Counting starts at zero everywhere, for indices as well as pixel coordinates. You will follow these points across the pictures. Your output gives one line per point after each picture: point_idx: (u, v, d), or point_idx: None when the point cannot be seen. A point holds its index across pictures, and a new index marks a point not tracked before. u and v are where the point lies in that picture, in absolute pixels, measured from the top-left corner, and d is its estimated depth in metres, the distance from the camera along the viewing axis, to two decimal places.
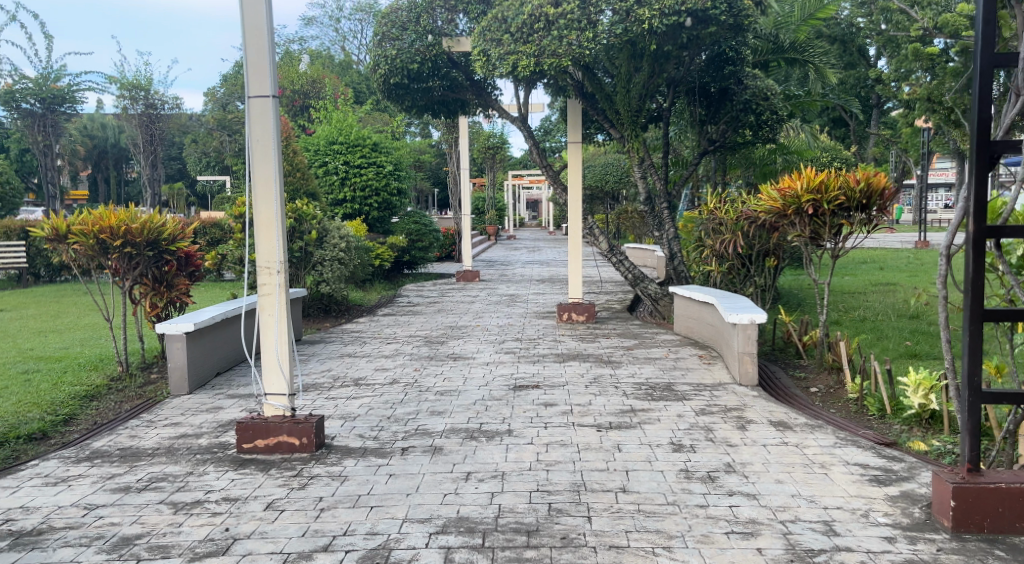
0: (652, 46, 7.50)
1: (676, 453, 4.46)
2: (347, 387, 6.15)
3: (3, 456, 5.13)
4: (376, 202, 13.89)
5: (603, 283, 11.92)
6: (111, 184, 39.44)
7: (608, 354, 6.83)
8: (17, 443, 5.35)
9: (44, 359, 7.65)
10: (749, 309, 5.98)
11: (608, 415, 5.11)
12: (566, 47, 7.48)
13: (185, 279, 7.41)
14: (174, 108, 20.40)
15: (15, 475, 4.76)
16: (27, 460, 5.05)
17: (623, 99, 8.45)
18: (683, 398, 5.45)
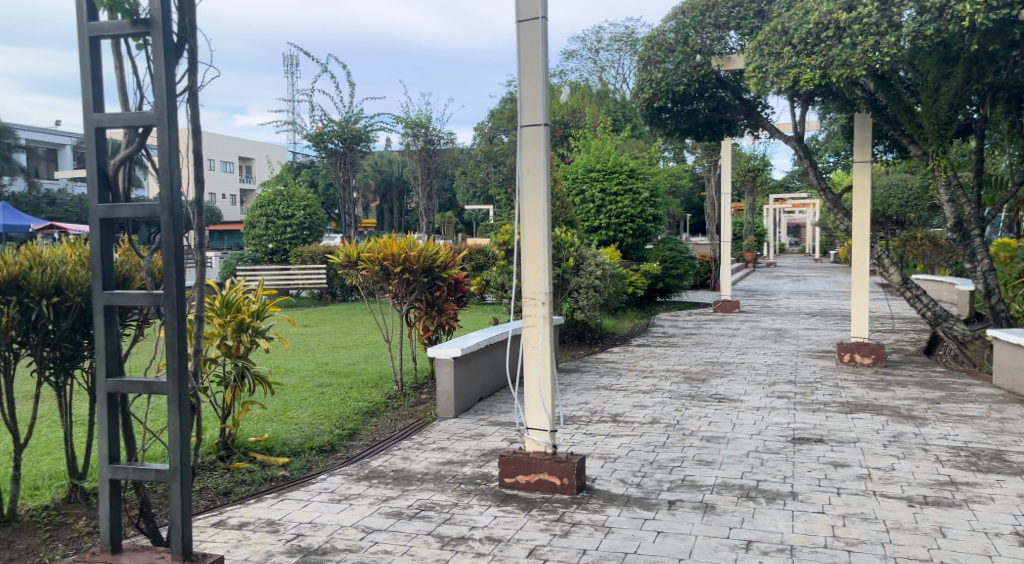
0: (970, 47, 6.62)
1: (1020, 548, 3.67)
2: (606, 423, 5.85)
3: (298, 466, 5.39)
4: (630, 229, 13.61)
5: (887, 320, 10.75)
6: (391, 213, 42.71)
7: (904, 407, 5.96)
8: (309, 454, 5.60)
9: (334, 374, 8.11)
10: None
11: (918, 487, 4.37)
12: (861, 55, 6.77)
13: (454, 304, 7.55)
14: (449, 142, 21.33)
15: (306, 488, 4.96)
16: (316, 473, 5.27)
17: (930, 112, 7.50)
18: (1019, 473, 4.55)
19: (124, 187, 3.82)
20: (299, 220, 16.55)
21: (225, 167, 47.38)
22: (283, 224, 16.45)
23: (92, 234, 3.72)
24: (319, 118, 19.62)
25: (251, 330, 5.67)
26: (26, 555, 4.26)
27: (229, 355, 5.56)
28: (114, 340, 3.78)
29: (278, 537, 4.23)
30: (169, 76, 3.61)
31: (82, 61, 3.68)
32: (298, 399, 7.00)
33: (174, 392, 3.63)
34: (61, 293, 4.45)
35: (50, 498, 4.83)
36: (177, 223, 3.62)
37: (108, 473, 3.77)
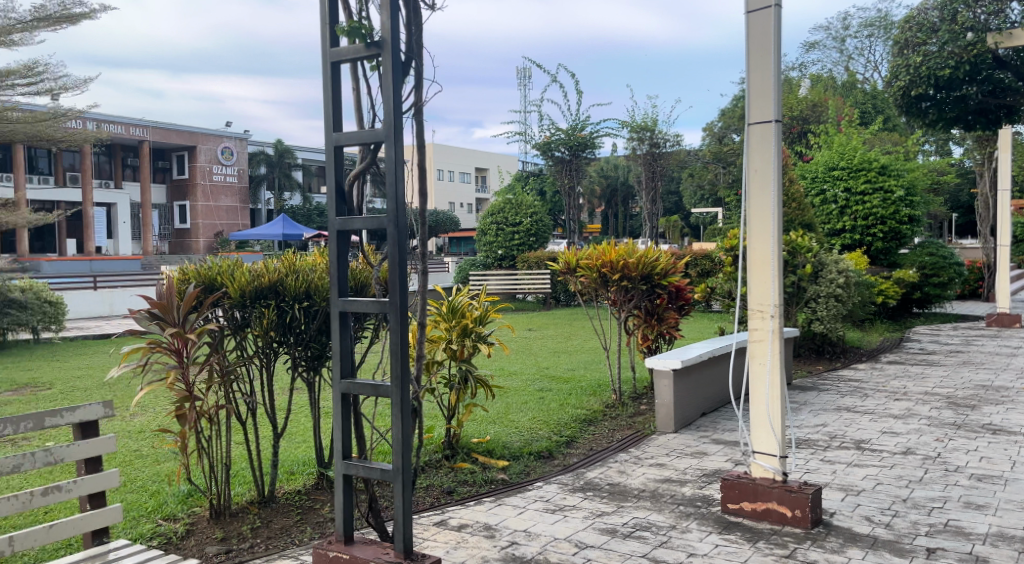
0: None
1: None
2: (849, 450, 5.23)
3: (517, 470, 5.26)
4: (880, 232, 12.41)
5: None
6: (619, 218, 42.67)
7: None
8: (528, 459, 5.47)
9: (554, 379, 7.99)
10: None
11: None
12: None
13: (676, 313, 7.09)
14: (677, 145, 20.77)
15: (523, 494, 4.82)
16: (533, 479, 5.12)
17: None
18: None
19: (359, 201, 3.76)
20: (527, 227, 16.67)
21: (462, 177, 49.65)
22: (512, 231, 16.67)
23: (329, 246, 3.68)
24: (548, 127, 19.82)
25: (474, 335, 5.63)
26: (280, 534, 4.30)
27: (454, 358, 5.54)
28: (349, 345, 3.71)
29: (493, 542, 4.11)
30: (397, 91, 3.48)
31: (323, 79, 3.70)
32: (520, 402, 6.94)
33: (397, 397, 3.46)
34: (310, 298, 4.51)
35: (302, 483, 4.90)
36: (402, 234, 3.49)
37: (341, 468, 3.67)
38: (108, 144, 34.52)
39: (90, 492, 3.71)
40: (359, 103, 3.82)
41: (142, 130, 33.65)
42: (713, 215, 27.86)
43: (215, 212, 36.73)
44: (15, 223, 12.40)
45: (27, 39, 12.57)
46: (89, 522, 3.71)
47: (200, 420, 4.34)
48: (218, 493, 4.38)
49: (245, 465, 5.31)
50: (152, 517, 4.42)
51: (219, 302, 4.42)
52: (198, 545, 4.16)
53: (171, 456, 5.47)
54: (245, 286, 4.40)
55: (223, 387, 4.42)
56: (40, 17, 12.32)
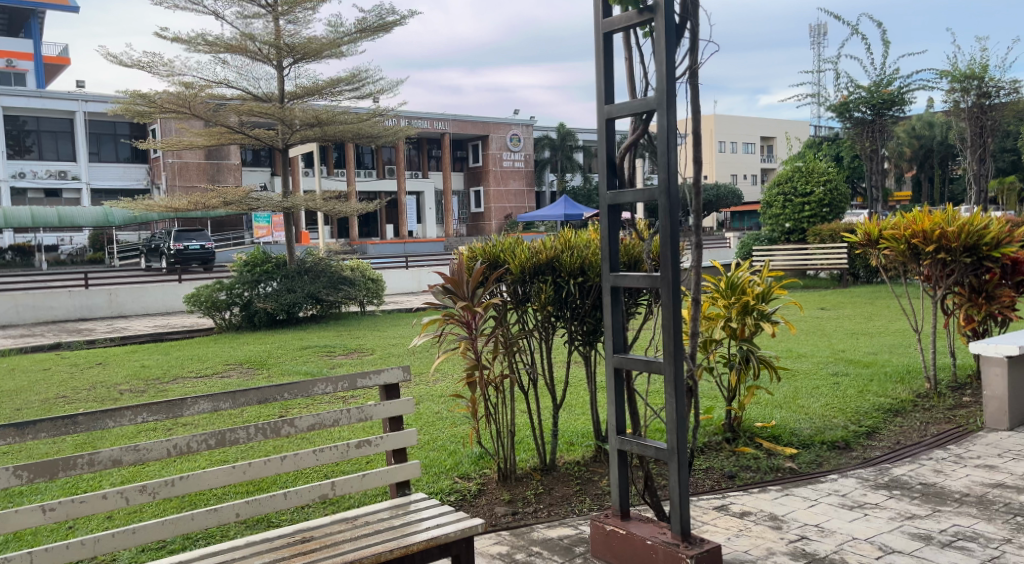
0: None
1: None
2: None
3: (808, 459, 4.76)
4: None
5: None
6: (933, 182, 38.60)
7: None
8: (821, 449, 4.93)
9: (852, 362, 7.25)
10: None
11: None
12: None
13: (1010, 290, 6.09)
14: (1010, 95, 18.15)
15: (816, 486, 4.32)
16: (828, 471, 4.60)
17: None
18: None
19: (631, 175, 3.49)
20: (819, 196, 15.48)
21: (747, 148, 47.72)
22: (802, 201, 15.59)
23: (600, 221, 3.47)
24: (845, 87, 18.19)
25: (756, 313, 5.15)
26: (562, 502, 4.19)
27: (734, 337, 5.12)
28: (621, 320, 3.47)
29: (781, 535, 3.69)
30: (671, 55, 3.16)
31: (596, 50, 3.48)
32: (811, 386, 6.35)
33: (670, 374, 3.18)
34: (584, 273, 4.27)
35: (582, 455, 4.78)
36: (674, 206, 3.17)
37: (615, 444, 3.45)
38: (418, 137, 37.37)
39: (397, 447, 3.45)
40: (633, 74, 3.56)
41: (444, 124, 35.79)
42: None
43: (508, 196, 38.45)
44: (344, 210, 13.63)
45: (354, 49, 13.80)
46: (394, 475, 3.43)
47: (487, 388, 4.34)
48: (505, 457, 4.37)
49: (527, 433, 5.31)
50: (450, 474, 4.51)
51: (501, 278, 4.35)
52: (488, 505, 4.16)
53: (466, 420, 5.60)
54: (524, 263, 4.32)
55: (508, 358, 4.39)
56: (362, 28, 13.48)
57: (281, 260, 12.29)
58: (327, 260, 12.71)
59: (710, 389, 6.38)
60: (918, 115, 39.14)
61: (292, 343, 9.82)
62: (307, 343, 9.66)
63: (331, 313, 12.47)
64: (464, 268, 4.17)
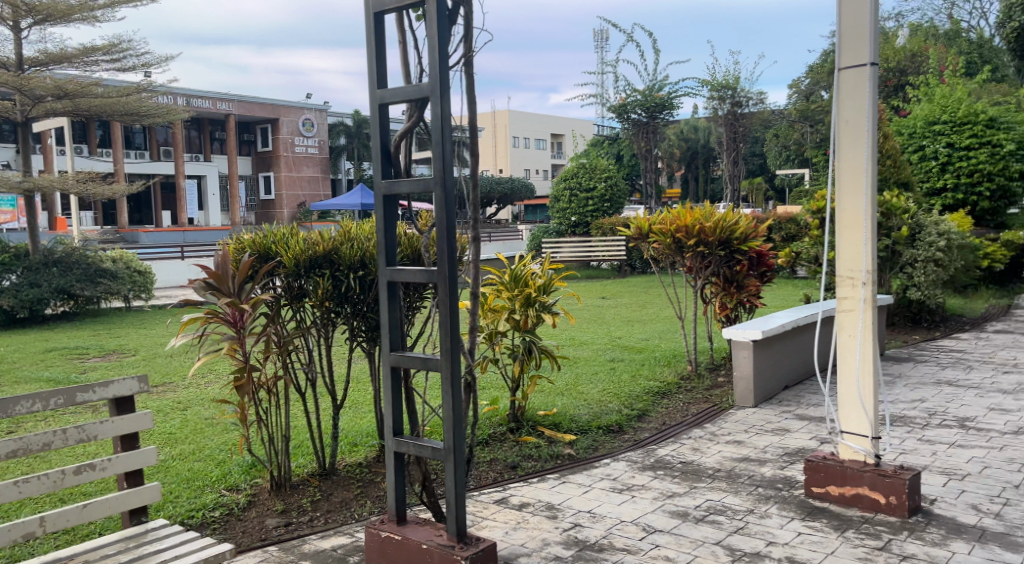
0: None
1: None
2: (951, 429, 4.85)
3: (585, 445, 5.03)
4: (988, 189, 11.78)
5: None
6: (699, 181, 42.01)
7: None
8: (597, 434, 5.23)
9: (627, 348, 7.73)
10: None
11: None
12: None
13: (757, 280, 6.74)
14: (760, 103, 20.12)
15: (588, 472, 4.57)
16: (601, 455, 4.88)
17: None
18: None
19: (406, 164, 3.50)
20: (602, 192, 16.32)
21: (537, 144, 49.37)
22: (585, 196, 16.33)
23: (375, 213, 3.46)
24: (624, 89, 19.28)
25: (538, 305, 5.37)
26: (340, 508, 4.17)
27: (517, 329, 5.30)
28: (398, 317, 3.49)
29: (555, 524, 3.88)
30: (443, 43, 3.21)
31: (368, 36, 3.46)
32: (590, 373, 6.71)
33: (447, 370, 3.24)
34: (364, 267, 4.30)
35: (364, 455, 4.77)
36: (449, 197, 3.23)
37: (392, 445, 3.47)
38: (197, 118, 35.37)
39: (130, 469, 3.41)
40: (407, 63, 3.57)
41: (227, 105, 34.15)
42: (798, 177, 27.07)
43: (298, 182, 37.39)
44: (102, 193, 12.59)
45: (110, 15, 12.81)
46: (127, 500, 3.39)
47: (259, 392, 4.22)
48: (279, 464, 4.26)
49: (307, 436, 5.21)
50: (216, 487, 4.34)
51: (274, 272, 4.23)
52: (259, 518, 4.06)
53: (238, 425, 5.42)
54: (300, 255, 4.23)
55: (282, 358, 4.26)
56: None
57: (21, 249, 11.34)
58: (82, 250, 11.77)
59: (496, 380, 6.57)
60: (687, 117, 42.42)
61: (39, 345, 8.94)
62: (56, 344, 8.84)
63: (87, 309, 11.59)
64: (230, 262, 4.03)
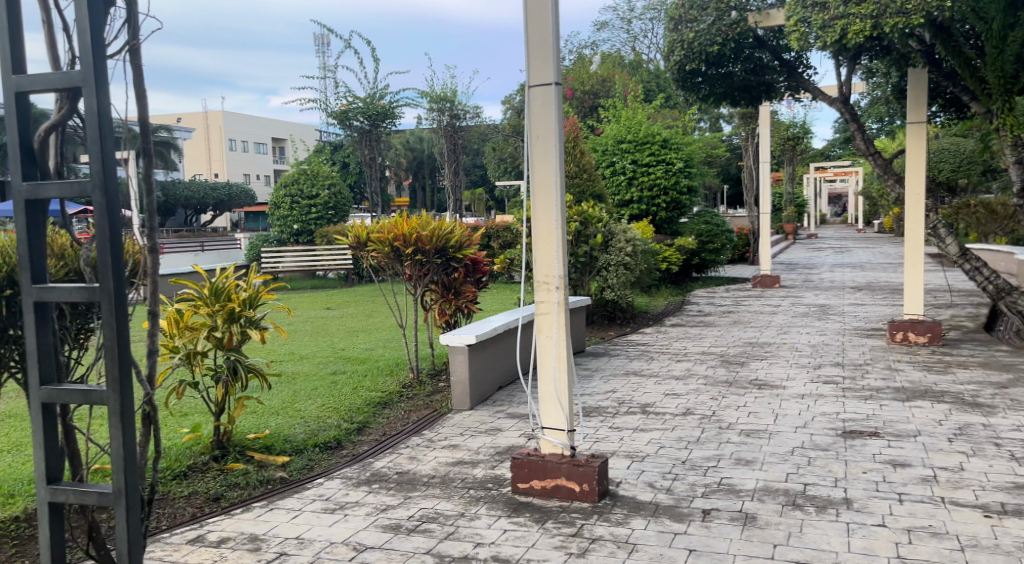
0: None
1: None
2: (636, 415, 5.41)
3: (299, 466, 4.96)
4: (664, 201, 14.46)
5: (936, 316, 10.86)
6: (421, 191, 43.00)
7: (958, 407, 5.76)
8: (312, 452, 5.18)
9: (349, 360, 7.73)
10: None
11: (988, 491, 4.12)
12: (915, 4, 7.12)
13: (472, 287, 7.05)
14: (474, 116, 21.06)
15: (299, 495, 4.52)
16: (315, 475, 4.85)
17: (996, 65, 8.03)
18: None
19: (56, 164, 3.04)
20: (325, 199, 16.17)
21: (258, 148, 47.63)
22: (307, 204, 16.07)
23: (17, 219, 2.93)
24: (343, 96, 19.13)
25: (243, 320, 5.13)
26: None
27: (220, 348, 5.03)
28: (49, 343, 3.00)
29: (259, 556, 3.81)
30: (97, 25, 2.82)
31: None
32: (309, 389, 6.58)
33: (115, 405, 2.90)
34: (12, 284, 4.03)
35: (20, 507, 4.36)
36: (112, 201, 2.85)
37: (45, 496, 3.03)
38: None
39: None
40: (52, 43, 3.08)
41: None
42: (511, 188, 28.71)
43: None
44: None
45: None
46: None
47: None
48: None
49: None
50: None
51: None
52: None
53: None
54: None
55: None
56: None
57: None
58: None
59: (196, 408, 6.19)
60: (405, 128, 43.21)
61: None
62: None
63: None
64: None
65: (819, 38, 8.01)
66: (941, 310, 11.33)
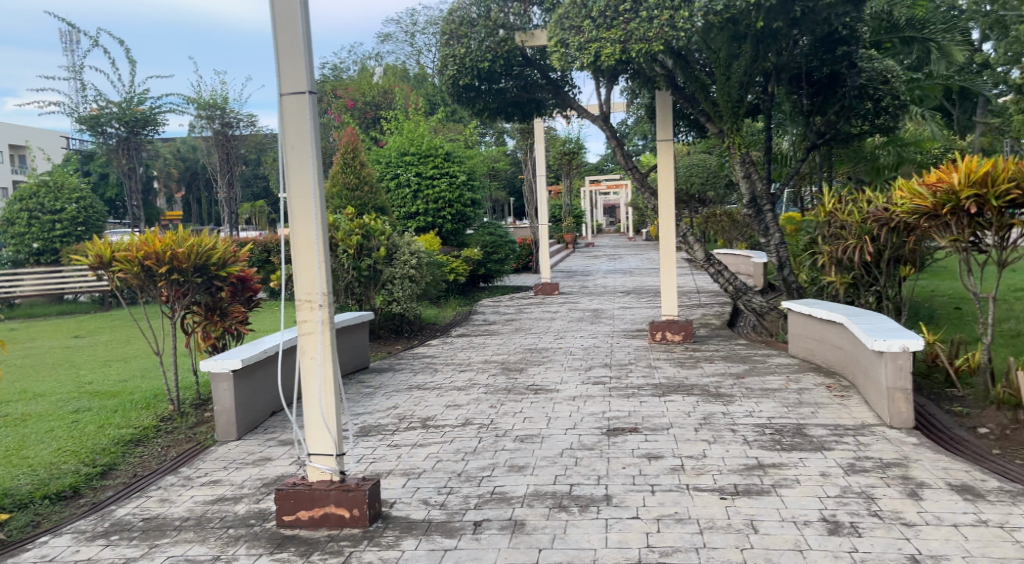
0: (759, 21, 7.84)
1: (830, 537, 3.84)
2: (415, 430, 5.44)
3: (21, 523, 4.50)
4: (449, 214, 14.66)
5: (694, 314, 11.89)
6: (198, 204, 40.88)
7: (705, 398, 6.29)
8: (40, 505, 4.72)
9: (98, 395, 7.15)
10: (902, 335, 6.20)
11: (729, 476, 4.55)
12: (656, 30, 7.79)
13: (241, 307, 6.81)
14: (249, 125, 20.47)
15: (19, 557, 4.10)
16: (42, 531, 4.43)
17: (723, 90, 9.25)
18: (821, 449, 5.06)
19: None
20: (72, 213, 15.14)
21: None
22: (52, 220, 14.91)
23: None
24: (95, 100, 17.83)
25: None
26: None
27: None
28: None
29: None
30: None
31: None
32: (42, 432, 6.01)
33: None
34: None
35: None
36: None
37: None
38: None
39: None
40: None
41: None
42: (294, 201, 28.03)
43: None
44: None
45: None
46: None
47: None
48: None
49: None
50: None
51: None
52: None
53: None
54: None
55: None
56: None
57: None
58: None
59: None
60: (172, 139, 40.78)
61: None
62: None
63: None
64: None
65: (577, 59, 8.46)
66: (696, 310, 12.31)
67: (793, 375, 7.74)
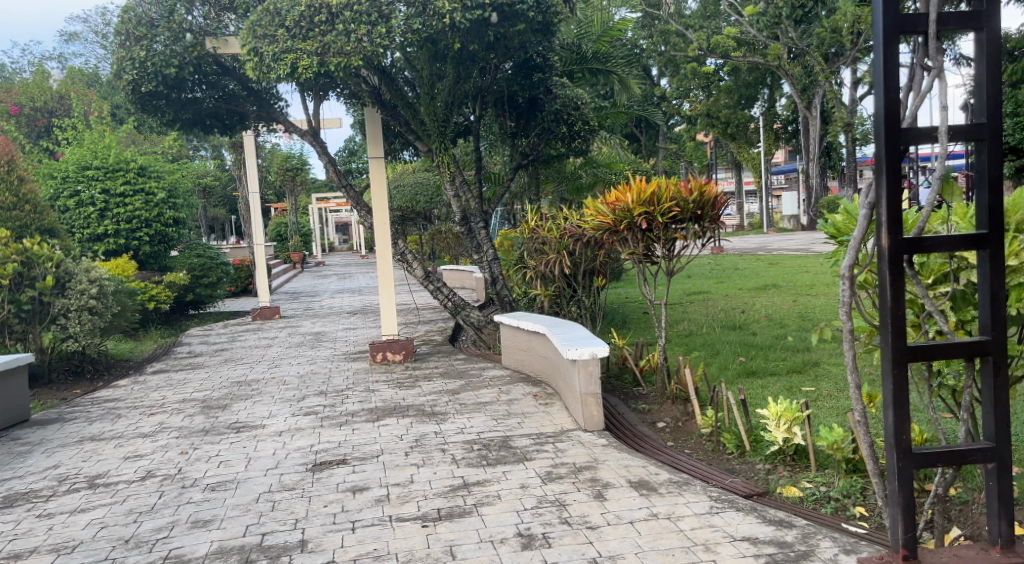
0: (455, 41, 8.61)
1: (523, 552, 4.55)
2: (80, 492, 5.56)
3: None
4: (146, 234, 14.09)
5: (416, 328, 12.38)
6: None
7: (420, 418, 6.93)
8: None
9: None
10: (591, 342, 6.80)
11: (429, 501, 5.20)
12: (355, 43, 8.22)
13: None
14: None
15: None
16: None
17: (430, 109, 9.71)
18: (524, 459, 5.92)
19: None
20: None
21: None
22: None
23: None
24: None
25: None
26: None
27: None
28: None
29: None
30: None
31: None
32: None
33: None
34: None
35: None
36: None
37: None
38: None
39: None
40: None
41: None
42: None
43: None
44: None
45: None
46: None
47: None
48: None
49: None
50: None
51: None
52: None
53: None
54: None
55: None
56: None
57: None
58: None
59: None
60: None
61: None
62: None
63: None
64: None
65: (270, 69, 8.61)
66: (417, 325, 12.58)
67: (504, 387, 7.97)
